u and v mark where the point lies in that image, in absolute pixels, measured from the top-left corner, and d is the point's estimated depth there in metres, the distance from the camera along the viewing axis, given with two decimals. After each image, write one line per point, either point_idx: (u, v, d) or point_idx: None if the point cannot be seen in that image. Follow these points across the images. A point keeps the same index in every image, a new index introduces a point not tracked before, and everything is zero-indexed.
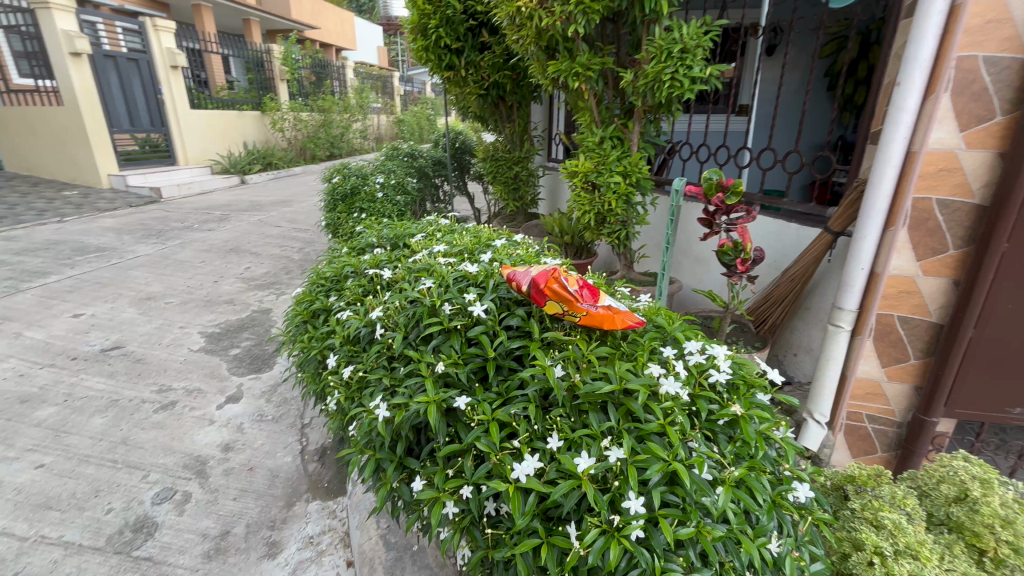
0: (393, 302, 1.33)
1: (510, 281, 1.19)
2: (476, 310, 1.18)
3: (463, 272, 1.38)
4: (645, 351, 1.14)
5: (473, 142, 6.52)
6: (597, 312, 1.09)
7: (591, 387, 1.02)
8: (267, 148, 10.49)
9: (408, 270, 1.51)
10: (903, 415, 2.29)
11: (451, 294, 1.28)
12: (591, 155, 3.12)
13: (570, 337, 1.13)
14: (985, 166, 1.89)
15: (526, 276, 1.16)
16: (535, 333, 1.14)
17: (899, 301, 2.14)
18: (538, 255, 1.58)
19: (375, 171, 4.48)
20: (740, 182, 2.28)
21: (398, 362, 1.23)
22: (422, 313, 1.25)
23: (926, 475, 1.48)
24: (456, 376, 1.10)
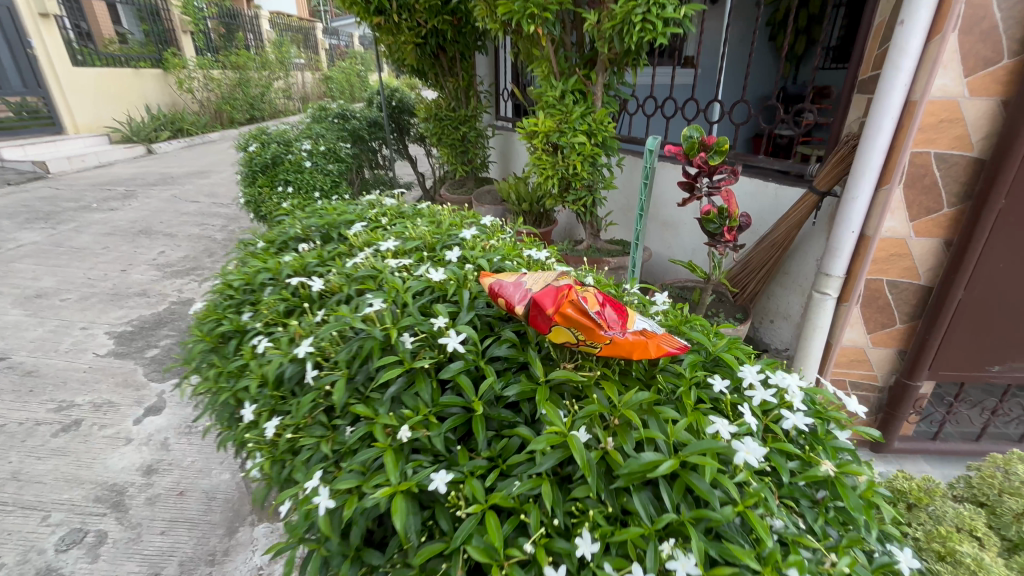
0: (330, 329, 0.95)
1: (498, 297, 0.85)
2: (449, 343, 0.85)
3: (425, 283, 1.03)
4: (683, 387, 0.87)
5: (412, 100, 5.92)
6: (628, 341, 0.77)
7: (635, 462, 0.73)
8: (176, 112, 9.21)
9: (347, 277, 1.14)
10: (885, 379, 2.23)
11: (413, 317, 0.94)
12: (551, 112, 2.76)
13: (591, 379, 0.86)
14: (987, 115, 1.74)
15: (522, 291, 0.82)
16: (538, 372, 0.85)
17: (889, 265, 2.02)
18: (518, 249, 1.27)
19: (300, 136, 3.89)
20: (725, 139, 2.02)
21: (342, 418, 0.87)
22: (373, 346, 0.90)
23: (984, 481, 1.33)
24: (432, 444, 0.79)
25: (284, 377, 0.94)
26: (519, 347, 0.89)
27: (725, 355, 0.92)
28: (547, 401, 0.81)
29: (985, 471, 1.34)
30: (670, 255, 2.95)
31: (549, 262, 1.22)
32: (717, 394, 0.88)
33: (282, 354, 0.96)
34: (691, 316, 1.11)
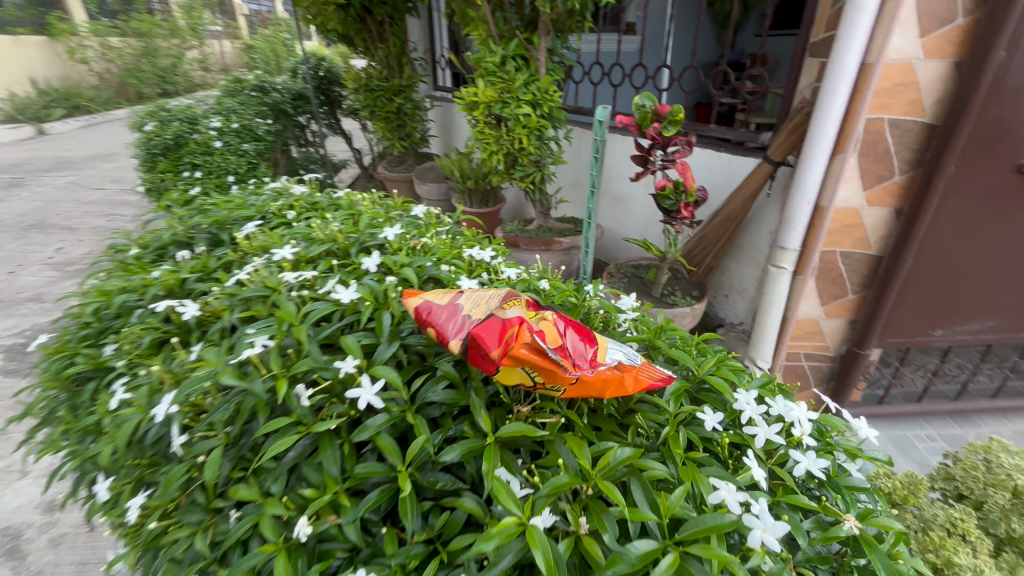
0: (189, 388, 0.69)
1: (421, 326, 0.64)
2: (361, 397, 0.63)
3: (331, 305, 0.80)
4: (670, 428, 0.70)
5: (340, 69, 5.42)
6: (596, 380, 0.60)
7: (624, 562, 0.56)
8: (68, 86, 8.06)
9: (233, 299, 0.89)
10: (837, 348, 2.23)
11: (315, 357, 0.71)
12: (491, 80, 2.52)
13: (553, 422, 0.69)
14: (939, 79, 1.69)
15: (455, 317, 0.62)
16: (486, 428, 0.65)
17: (843, 236, 1.98)
18: (457, 249, 1.06)
19: (208, 112, 3.42)
20: (679, 108, 1.87)
21: (225, 498, 0.66)
22: (257, 406, 0.66)
23: (964, 471, 1.31)
24: (344, 533, 0.61)
25: (146, 442, 0.71)
26: (459, 386, 0.69)
27: (710, 379, 0.73)
28: (496, 470, 0.62)
29: (965, 462, 1.33)
30: (623, 232, 2.83)
31: (495, 264, 1.02)
32: (712, 435, 0.71)
33: (143, 409, 0.72)
34: (663, 322, 0.93)
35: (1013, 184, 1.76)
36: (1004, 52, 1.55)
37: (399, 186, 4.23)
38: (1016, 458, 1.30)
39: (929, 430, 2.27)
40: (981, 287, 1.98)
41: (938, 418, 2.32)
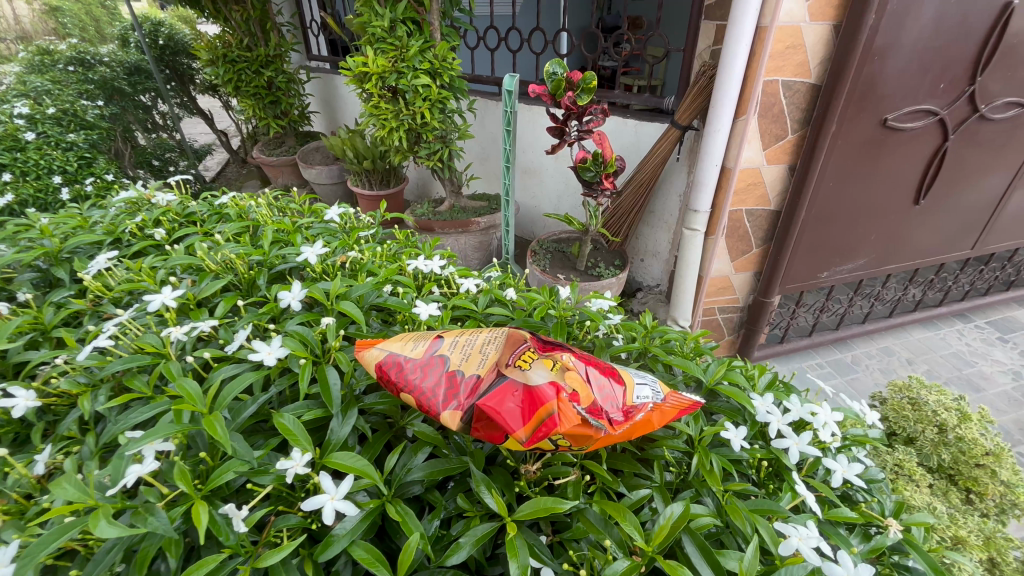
0: (53, 543, 0.47)
1: (398, 391, 0.56)
2: (325, 507, 0.49)
3: (252, 371, 0.62)
4: (700, 457, 0.62)
5: (185, 36, 4.59)
6: (623, 433, 0.55)
7: None
8: None
9: (91, 374, 0.66)
10: (744, 299, 2.40)
11: (243, 456, 0.55)
12: (380, 47, 2.24)
13: (570, 476, 0.58)
14: (822, 41, 1.80)
15: (440, 381, 0.54)
16: (498, 509, 0.53)
17: (747, 195, 2.09)
18: (396, 267, 0.90)
19: (7, 95, 2.65)
20: (592, 75, 1.80)
21: None
22: (167, 544, 0.50)
23: (894, 411, 1.48)
24: None
25: None
26: (442, 455, 0.59)
27: (726, 390, 0.68)
28: (527, 566, 0.49)
29: (893, 402, 1.50)
30: (539, 207, 2.76)
31: (448, 275, 0.93)
32: (741, 454, 0.64)
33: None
34: (649, 325, 0.88)
35: (880, 137, 1.96)
36: (875, 15, 1.68)
37: (282, 172, 3.75)
38: (932, 392, 1.49)
39: (818, 359, 2.54)
40: (856, 230, 2.22)
41: (825, 348, 2.62)
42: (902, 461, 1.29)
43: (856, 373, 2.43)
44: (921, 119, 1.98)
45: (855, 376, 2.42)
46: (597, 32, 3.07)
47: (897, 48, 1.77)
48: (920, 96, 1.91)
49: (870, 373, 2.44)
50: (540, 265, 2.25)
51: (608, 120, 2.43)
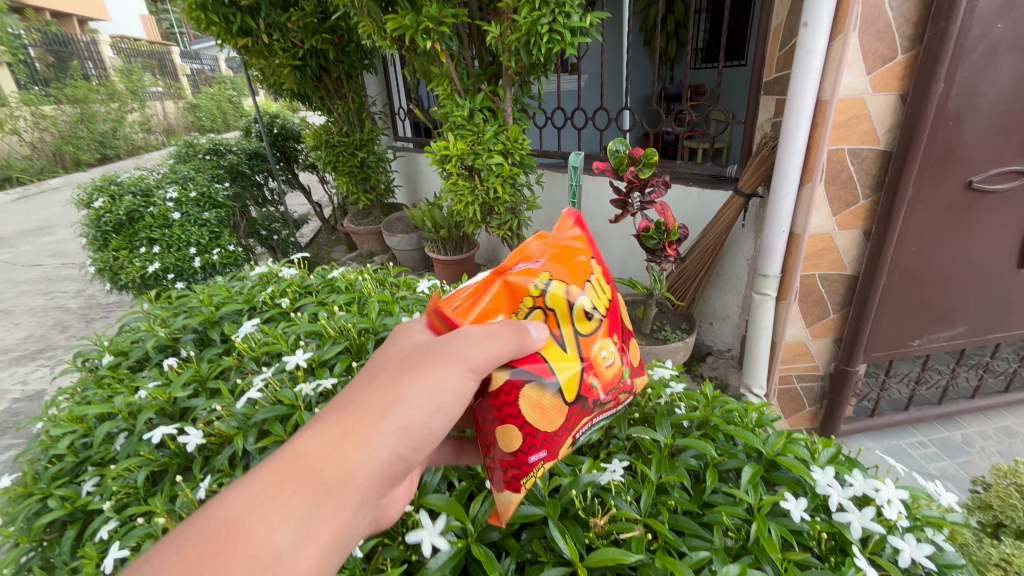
0: None
1: (509, 458, 0.67)
2: (423, 541, 0.64)
3: None
4: (760, 524, 0.68)
5: (295, 125, 5.38)
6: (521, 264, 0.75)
7: None
8: (0, 161, 7.96)
9: (239, 420, 0.84)
10: (826, 367, 2.26)
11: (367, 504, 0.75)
12: (460, 133, 2.53)
13: (632, 533, 0.66)
14: (889, 109, 1.81)
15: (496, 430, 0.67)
16: (570, 555, 0.63)
17: (819, 259, 2.05)
18: None
19: (162, 182, 3.24)
20: (653, 151, 1.92)
21: None
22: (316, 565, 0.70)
23: (999, 499, 1.34)
24: None
25: None
26: (519, 507, 0.72)
27: (785, 462, 0.75)
28: None
29: (998, 489, 1.36)
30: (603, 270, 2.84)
31: None
32: (802, 525, 0.69)
33: None
34: (709, 395, 1.00)
35: (964, 200, 1.88)
36: (943, 83, 1.68)
37: (368, 239, 4.18)
38: None
39: (920, 436, 2.30)
40: (949, 295, 2.08)
41: (927, 424, 2.37)
42: (1012, 556, 1.16)
43: (968, 456, 2.17)
44: (1012, 180, 1.88)
45: (968, 460, 2.15)
46: (661, 107, 3.26)
47: (973, 112, 1.74)
48: (1007, 158, 1.84)
49: (987, 457, 2.15)
50: None
51: (672, 189, 2.51)
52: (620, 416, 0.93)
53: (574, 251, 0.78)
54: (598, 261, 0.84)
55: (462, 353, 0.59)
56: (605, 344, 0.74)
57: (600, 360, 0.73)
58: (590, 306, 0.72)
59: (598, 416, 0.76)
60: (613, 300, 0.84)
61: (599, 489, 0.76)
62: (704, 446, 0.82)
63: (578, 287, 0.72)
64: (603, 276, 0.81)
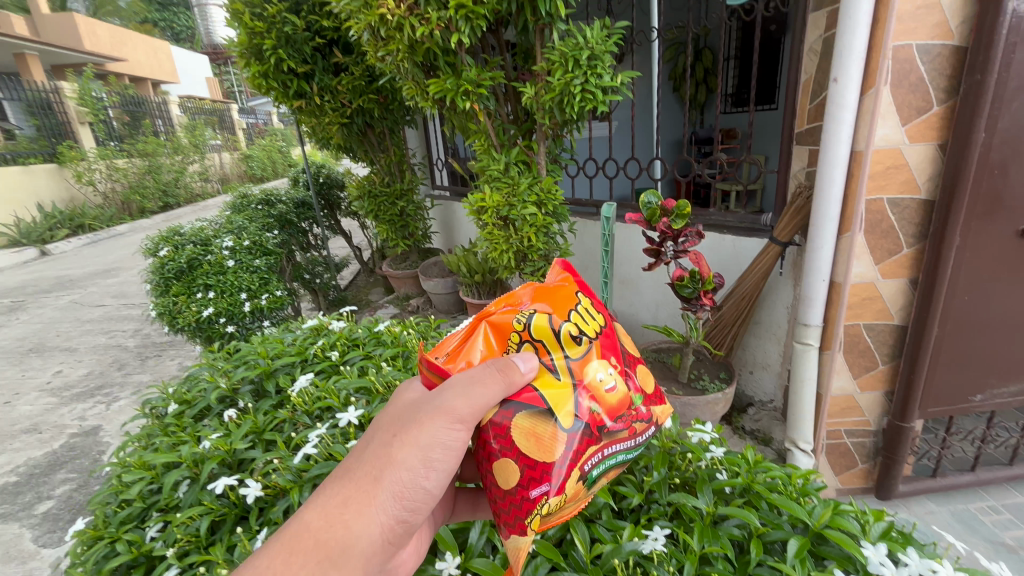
0: None
1: (514, 492, 0.75)
2: None
3: None
4: None
5: (339, 175, 5.72)
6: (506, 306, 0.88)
7: None
8: (76, 209, 8.75)
9: (293, 474, 0.90)
10: (878, 422, 2.14)
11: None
12: (496, 185, 2.65)
13: None
14: (928, 159, 1.79)
15: (498, 469, 0.77)
16: None
17: (863, 309, 1.98)
18: None
19: (219, 232, 3.47)
20: (685, 202, 1.96)
21: None
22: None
23: None
24: None
25: None
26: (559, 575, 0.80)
27: (832, 536, 0.77)
28: None
29: None
30: (637, 316, 2.84)
31: None
32: None
33: None
34: (751, 461, 1.03)
35: (1018, 249, 1.81)
36: (984, 133, 1.66)
37: (405, 283, 4.33)
38: None
39: (990, 500, 2.12)
40: (1010, 347, 1.96)
41: (997, 487, 2.19)
42: None
43: None
44: None
45: None
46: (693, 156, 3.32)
47: (1020, 161, 1.70)
48: None
49: None
50: None
51: (706, 237, 2.52)
52: (661, 480, 0.98)
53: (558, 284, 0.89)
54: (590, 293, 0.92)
55: (451, 404, 0.74)
56: (598, 365, 0.81)
57: (595, 386, 0.79)
58: (574, 331, 0.81)
59: (609, 441, 0.80)
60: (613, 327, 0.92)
61: (641, 558, 0.81)
62: (748, 516, 0.85)
63: (560, 314, 0.81)
64: (594, 303, 0.89)
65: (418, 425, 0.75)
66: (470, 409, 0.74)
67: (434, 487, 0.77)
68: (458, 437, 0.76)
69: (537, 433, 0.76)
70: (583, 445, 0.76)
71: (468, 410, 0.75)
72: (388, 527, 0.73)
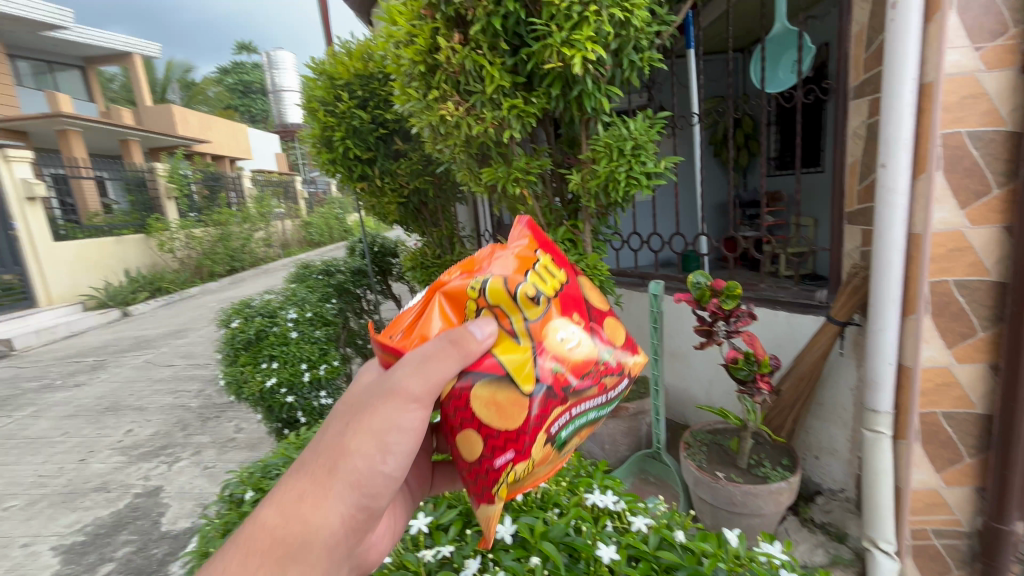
0: None
1: (484, 458, 0.86)
2: None
3: None
4: None
5: (392, 244, 6.09)
6: (462, 275, 0.95)
7: None
8: (156, 274, 9.65)
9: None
10: (970, 522, 1.94)
11: None
12: None
13: None
14: (995, 241, 1.73)
15: (465, 439, 0.87)
16: None
17: (940, 396, 1.87)
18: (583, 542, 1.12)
19: (284, 303, 3.73)
20: (736, 283, 1.97)
21: None
22: None
23: None
24: None
25: None
26: None
27: None
28: None
29: None
30: (689, 392, 2.76)
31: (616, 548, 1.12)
32: None
33: None
34: None
35: None
36: None
37: None
38: None
39: None
40: None
41: None
42: None
43: None
44: None
45: None
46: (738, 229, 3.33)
47: None
48: None
49: None
50: (697, 461, 2.20)
51: (759, 313, 2.48)
52: None
53: (516, 248, 0.96)
54: (551, 254, 1.01)
55: (404, 385, 0.85)
56: (557, 323, 0.89)
57: (556, 345, 0.88)
58: (531, 292, 0.88)
59: (578, 401, 0.90)
60: (574, 284, 1.00)
61: None
62: None
63: (515, 279, 0.88)
64: (553, 265, 0.97)
65: (372, 413, 0.86)
66: (424, 387, 0.85)
67: (394, 470, 0.88)
68: (412, 418, 0.86)
69: (497, 403, 0.85)
70: (546, 409, 0.85)
71: (421, 389, 0.85)
72: (349, 515, 0.83)
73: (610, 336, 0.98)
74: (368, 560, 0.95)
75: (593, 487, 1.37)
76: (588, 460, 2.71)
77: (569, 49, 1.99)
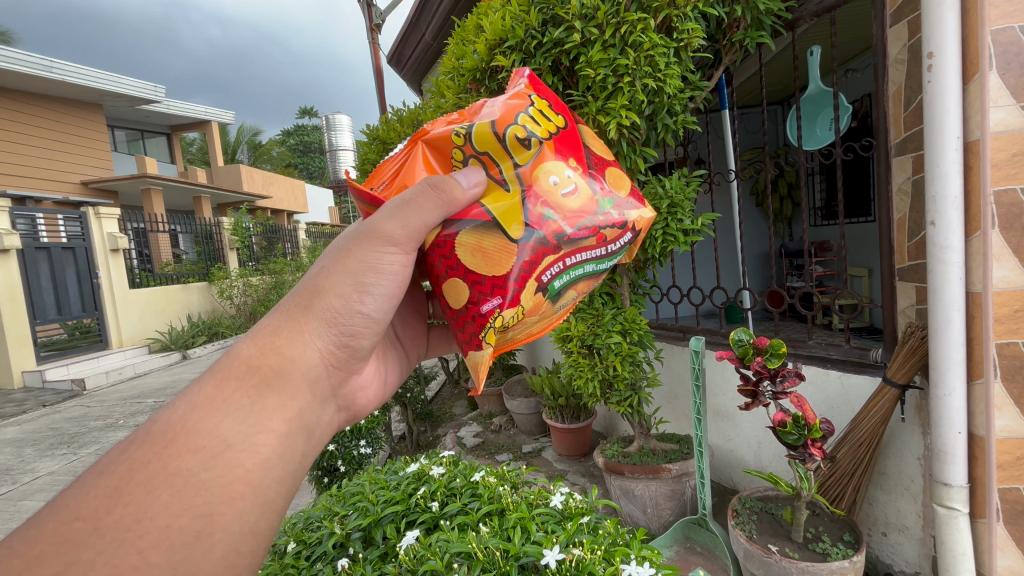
0: None
1: (473, 302, 1.01)
2: None
3: None
4: None
5: None
6: (445, 125, 1.07)
7: None
8: (214, 319, 10.32)
9: None
10: None
11: None
12: (581, 315, 2.73)
13: None
14: None
15: (452, 286, 1.02)
16: None
17: (1020, 470, 1.71)
18: None
19: None
20: (780, 341, 1.91)
21: None
22: None
23: None
24: None
25: None
26: None
27: None
28: None
29: None
30: (737, 454, 2.62)
31: None
32: None
33: None
34: None
35: None
36: None
37: (489, 400, 4.47)
38: None
39: None
40: None
41: None
42: None
43: None
44: None
45: None
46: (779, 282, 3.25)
47: None
48: None
49: None
50: (747, 530, 2.05)
51: (809, 372, 2.37)
52: None
53: (512, 97, 1.06)
54: (548, 101, 1.11)
55: (382, 226, 0.92)
56: (547, 168, 1.02)
57: (546, 195, 1.02)
58: (519, 135, 1.00)
59: (572, 251, 1.04)
60: (570, 129, 1.11)
61: None
62: None
63: (503, 122, 1.00)
64: (549, 110, 1.07)
65: (349, 255, 0.92)
66: (402, 229, 0.93)
67: (372, 311, 0.94)
68: (390, 260, 0.93)
69: (483, 249, 0.99)
70: (536, 255, 1.00)
71: (399, 232, 0.93)
72: (328, 350, 0.90)
73: (607, 184, 1.12)
74: (356, 403, 1.02)
75: (630, 557, 1.31)
76: (628, 523, 2.59)
77: (604, 117, 2.11)
